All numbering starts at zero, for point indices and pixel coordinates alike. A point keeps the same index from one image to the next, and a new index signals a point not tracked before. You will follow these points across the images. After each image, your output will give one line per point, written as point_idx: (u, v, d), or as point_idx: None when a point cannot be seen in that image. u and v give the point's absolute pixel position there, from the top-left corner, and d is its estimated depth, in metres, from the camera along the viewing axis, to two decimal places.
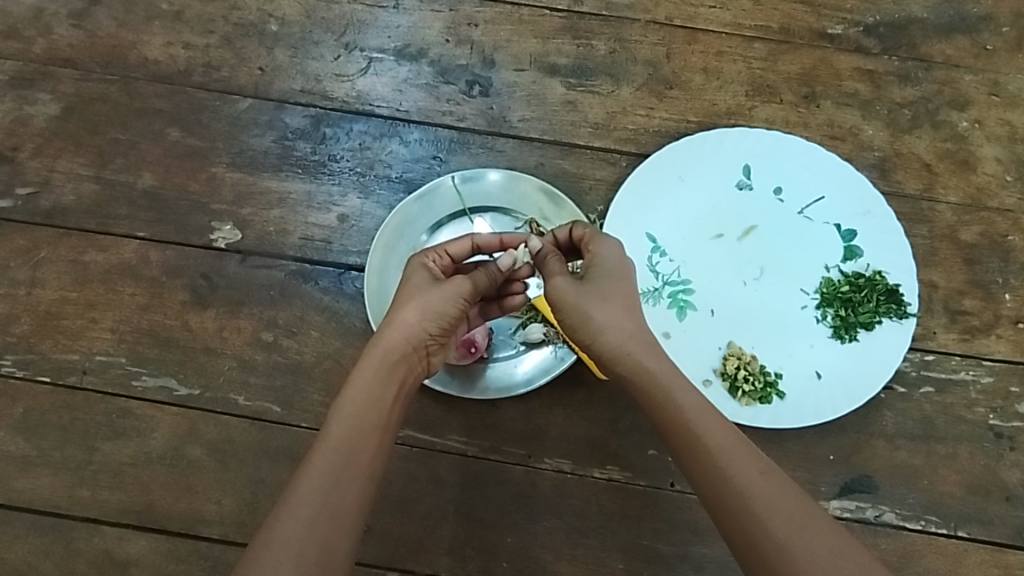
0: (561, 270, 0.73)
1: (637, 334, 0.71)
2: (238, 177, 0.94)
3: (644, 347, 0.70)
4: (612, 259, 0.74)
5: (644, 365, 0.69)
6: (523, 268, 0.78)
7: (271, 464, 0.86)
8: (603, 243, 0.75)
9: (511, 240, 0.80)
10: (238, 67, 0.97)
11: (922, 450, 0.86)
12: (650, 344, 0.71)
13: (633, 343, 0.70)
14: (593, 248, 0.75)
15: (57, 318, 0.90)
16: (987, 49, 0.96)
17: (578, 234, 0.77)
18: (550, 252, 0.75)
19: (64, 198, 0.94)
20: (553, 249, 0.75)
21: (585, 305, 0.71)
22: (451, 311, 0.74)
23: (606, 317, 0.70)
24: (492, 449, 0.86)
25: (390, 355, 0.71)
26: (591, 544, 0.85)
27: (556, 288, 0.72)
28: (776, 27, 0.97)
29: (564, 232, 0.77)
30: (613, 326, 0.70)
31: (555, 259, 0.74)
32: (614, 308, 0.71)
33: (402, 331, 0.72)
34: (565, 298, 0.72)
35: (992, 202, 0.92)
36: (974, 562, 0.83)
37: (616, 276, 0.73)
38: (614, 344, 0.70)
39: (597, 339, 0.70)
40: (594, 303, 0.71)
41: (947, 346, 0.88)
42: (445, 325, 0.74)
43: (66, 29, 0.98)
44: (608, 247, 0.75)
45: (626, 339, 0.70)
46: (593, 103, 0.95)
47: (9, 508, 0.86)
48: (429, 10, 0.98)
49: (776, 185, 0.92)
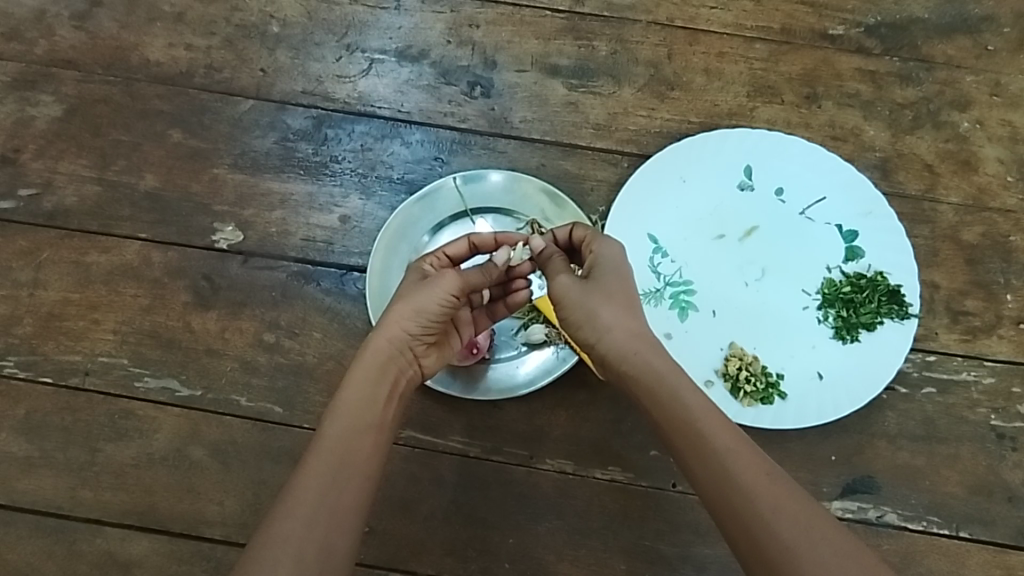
0: (565, 268, 0.74)
1: (642, 333, 0.71)
2: (240, 178, 0.94)
3: (650, 347, 0.70)
4: (611, 259, 0.74)
5: (652, 365, 0.69)
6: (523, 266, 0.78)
7: (274, 465, 0.86)
8: (605, 244, 0.75)
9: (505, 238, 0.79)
10: (239, 68, 0.97)
11: (924, 450, 0.86)
12: (655, 344, 0.71)
13: (638, 343, 0.70)
14: (593, 248, 0.75)
15: (59, 319, 0.91)
16: (988, 50, 0.96)
17: (578, 235, 0.77)
18: (554, 252, 0.75)
19: (66, 200, 0.94)
20: (554, 249, 0.75)
21: (591, 302, 0.71)
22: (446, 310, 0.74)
23: (612, 316, 0.71)
24: (494, 450, 0.86)
25: (383, 354, 0.71)
26: (593, 544, 0.85)
27: (560, 286, 0.72)
28: (778, 27, 0.97)
29: (564, 233, 0.78)
30: (617, 324, 0.71)
31: (558, 259, 0.74)
32: (617, 307, 0.71)
33: (396, 330, 0.72)
34: (568, 295, 0.72)
35: (993, 202, 0.92)
36: (976, 563, 0.83)
37: (618, 276, 0.73)
38: (620, 343, 0.70)
39: (603, 338, 0.71)
40: (599, 300, 0.71)
41: (949, 347, 0.88)
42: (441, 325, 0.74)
43: (68, 30, 0.98)
44: (608, 247, 0.75)
45: (631, 339, 0.70)
46: (595, 103, 0.95)
47: (11, 509, 0.86)
48: (430, 11, 0.98)
49: (777, 186, 0.92)
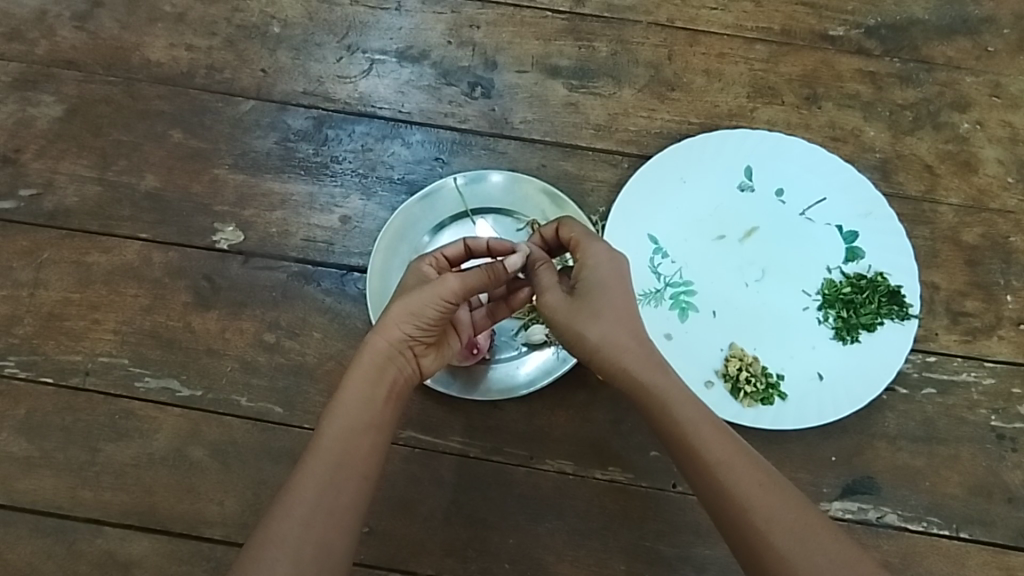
0: (552, 284, 0.73)
1: (634, 343, 0.70)
2: (240, 179, 0.94)
3: (645, 358, 0.69)
4: (598, 264, 0.72)
5: (645, 380, 0.68)
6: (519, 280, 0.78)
7: (274, 465, 0.86)
8: (592, 246, 0.73)
9: (499, 247, 0.78)
10: (241, 68, 0.97)
11: (924, 451, 0.86)
12: (650, 353, 0.70)
13: (630, 356, 0.69)
14: (580, 253, 0.74)
15: (60, 319, 0.91)
16: (988, 51, 0.96)
17: (565, 234, 0.75)
18: (540, 260, 0.75)
19: (67, 200, 0.94)
20: (543, 258, 0.75)
21: (577, 322, 0.70)
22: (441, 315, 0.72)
23: (599, 332, 0.70)
24: (494, 450, 0.86)
25: (380, 356, 0.70)
26: (593, 545, 0.85)
27: (547, 304, 0.73)
28: (778, 29, 0.97)
29: (552, 232, 0.77)
30: (607, 340, 0.70)
31: (547, 271, 0.74)
32: (607, 321, 0.70)
33: (391, 332, 0.71)
34: (556, 313, 0.72)
35: (993, 203, 0.92)
36: (976, 564, 0.83)
37: (606, 284, 0.72)
38: (610, 358, 0.69)
39: (594, 356, 0.70)
40: (586, 319, 0.70)
41: (949, 347, 0.88)
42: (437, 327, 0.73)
43: (69, 31, 0.98)
44: (594, 251, 0.73)
45: (622, 353, 0.69)
46: (595, 104, 0.95)
47: (11, 509, 0.86)
48: (430, 11, 0.99)
49: (777, 186, 0.92)
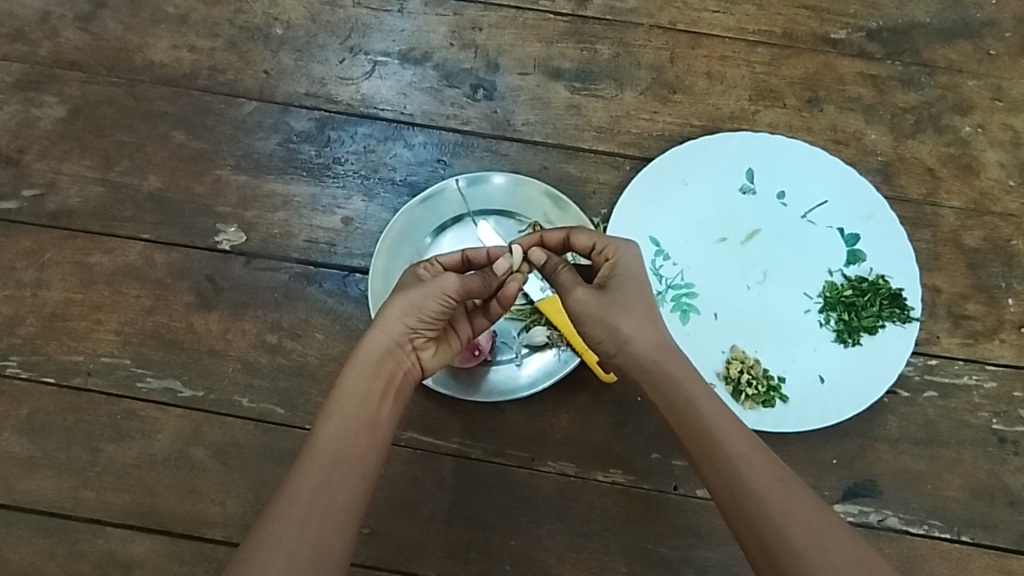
0: (575, 282, 0.73)
1: (663, 342, 0.71)
2: (243, 180, 0.94)
3: (671, 356, 0.70)
4: (630, 267, 0.73)
5: (672, 376, 0.69)
6: (512, 285, 0.75)
7: (275, 465, 0.86)
8: (618, 245, 0.74)
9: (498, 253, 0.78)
10: (244, 70, 0.98)
11: (925, 454, 0.86)
12: (676, 350, 0.71)
13: (660, 353, 0.70)
14: (610, 255, 0.73)
15: (62, 319, 0.91)
16: (990, 54, 0.96)
17: (583, 242, 0.74)
18: (560, 264, 0.74)
19: (70, 200, 0.94)
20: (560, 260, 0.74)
21: (611, 317, 0.71)
22: (434, 308, 0.72)
23: (633, 327, 0.70)
24: (496, 452, 0.86)
25: (374, 352, 0.70)
26: (594, 547, 0.84)
27: (576, 300, 0.72)
28: (779, 32, 0.97)
29: (559, 238, 0.74)
30: (638, 336, 0.70)
31: (565, 270, 0.73)
32: (637, 317, 0.71)
33: (386, 329, 0.71)
34: (585, 310, 0.72)
35: (995, 207, 0.92)
36: (977, 567, 0.83)
37: (639, 284, 0.73)
38: (641, 353, 0.70)
39: (623, 351, 0.71)
40: (617, 313, 0.71)
41: (951, 350, 0.88)
42: (432, 322, 0.73)
43: (72, 31, 0.99)
44: (625, 254, 0.74)
45: (653, 349, 0.70)
46: (597, 106, 0.95)
47: (13, 510, 0.86)
48: (434, 14, 0.99)
49: (778, 189, 0.92)
